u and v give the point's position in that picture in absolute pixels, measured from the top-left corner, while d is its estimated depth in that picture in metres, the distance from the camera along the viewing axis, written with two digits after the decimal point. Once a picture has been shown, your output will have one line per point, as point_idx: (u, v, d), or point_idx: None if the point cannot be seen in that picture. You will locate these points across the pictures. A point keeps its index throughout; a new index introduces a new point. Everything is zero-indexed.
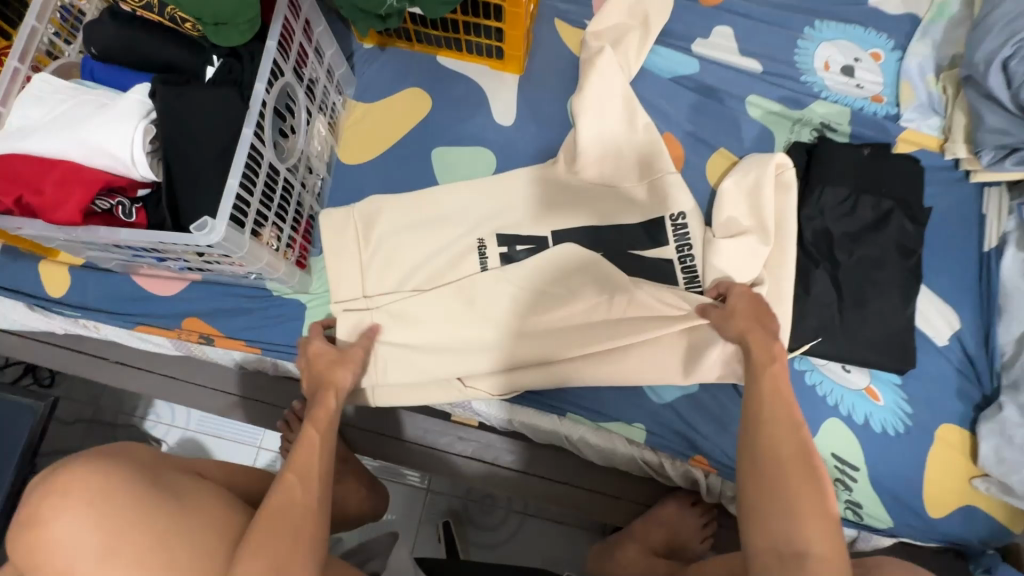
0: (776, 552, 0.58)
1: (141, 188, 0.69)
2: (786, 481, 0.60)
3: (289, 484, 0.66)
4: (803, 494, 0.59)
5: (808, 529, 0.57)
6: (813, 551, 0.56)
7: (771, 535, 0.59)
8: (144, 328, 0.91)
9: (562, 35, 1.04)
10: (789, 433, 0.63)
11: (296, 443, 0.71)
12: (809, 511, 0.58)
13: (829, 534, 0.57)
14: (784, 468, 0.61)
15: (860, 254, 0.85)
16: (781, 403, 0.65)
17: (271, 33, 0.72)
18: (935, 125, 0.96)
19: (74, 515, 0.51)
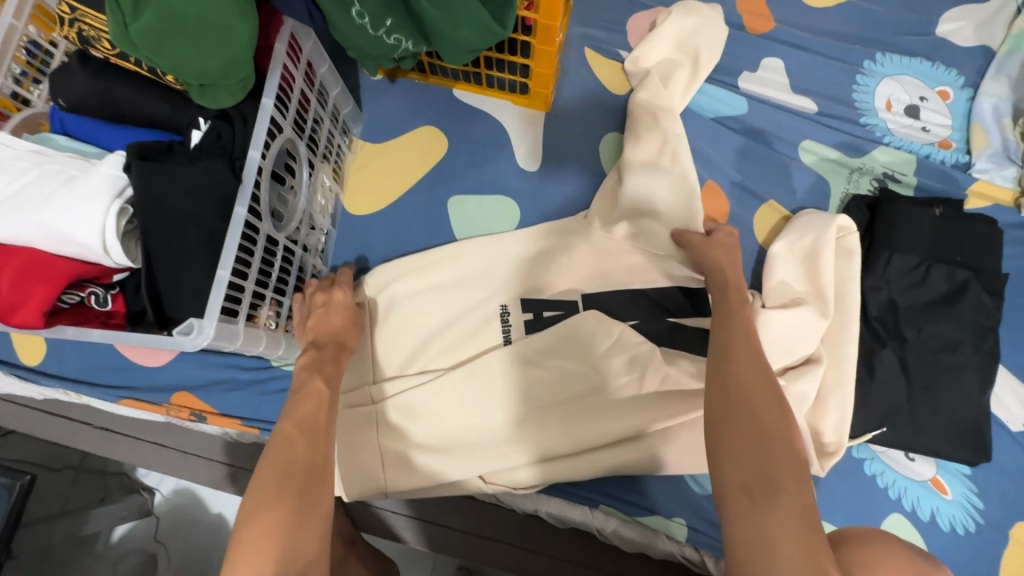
0: (744, 490, 0.48)
1: (117, 274, 0.59)
2: (756, 416, 0.51)
3: (286, 439, 0.57)
4: (774, 421, 0.51)
5: (783, 465, 0.48)
6: (785, 487, 0.47)
7: (740, 472, 0.49)
8: (128, 402, 0.81)
9: (593, 66, 0.93)
10: (756, 367, 0.54)
11: (297, 398, 0.61)
12: (781, 445, 0.49)
13: (804, 477, 0.48)
14: (755, 402, 0.52)
15: (930, 331, 0.76)
16: (751, 343, 0.57)
17: (269, 88, 0.61)
18: (1010, 176, 0.87)
19: None
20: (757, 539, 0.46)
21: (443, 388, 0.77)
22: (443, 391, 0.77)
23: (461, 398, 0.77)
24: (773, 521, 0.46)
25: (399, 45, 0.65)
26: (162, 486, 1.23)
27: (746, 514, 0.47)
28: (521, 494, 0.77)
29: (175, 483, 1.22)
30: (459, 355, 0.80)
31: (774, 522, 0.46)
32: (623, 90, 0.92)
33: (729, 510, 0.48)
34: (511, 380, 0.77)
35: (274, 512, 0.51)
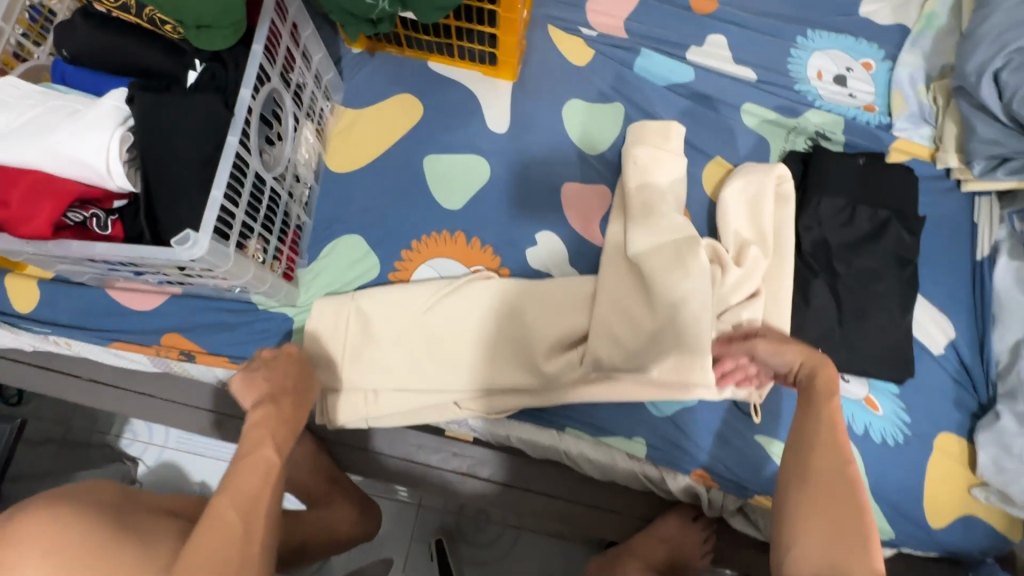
0: (817, 570, 0.58)
1: (117, 200, 0.65)
2: (835, 506, 0.60)
3: (225, 514, 0.58)
4: (847, 525, 0.59)
5: (855, 558, 0.57)
6: (855, 573, 0.56)
7: (817, 556, 0.58)
8: (119, 345, 0.86)
9: (556, 41, 1.03)
10: (841, 460, 0.62)
11: (237, 466, 0.62)
12: (855, 537, 0.58)
13: (872, 565, 0.57)
14: (838, 497, 0.60)
15: (858, 264, 0.84)
16: (836, 431, 0.63)
17: (258, 36, 0.69)
18: (926, 135, 0.97)
19: (26, 562, 0.48)
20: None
21: (420, 329, 0.85)
22: (419, 332, 0.85)
23: (438, 337, 0.85)
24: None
25: (376, 4, 0.73)
26: (145, 456, 1.23)
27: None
28: (494, 420, 0.85)
29: (159, 453, 1.23)
30: (434, 308, 0.85)
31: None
32: (583, 62, 1.02)
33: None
34: (482, 318, 0.85)
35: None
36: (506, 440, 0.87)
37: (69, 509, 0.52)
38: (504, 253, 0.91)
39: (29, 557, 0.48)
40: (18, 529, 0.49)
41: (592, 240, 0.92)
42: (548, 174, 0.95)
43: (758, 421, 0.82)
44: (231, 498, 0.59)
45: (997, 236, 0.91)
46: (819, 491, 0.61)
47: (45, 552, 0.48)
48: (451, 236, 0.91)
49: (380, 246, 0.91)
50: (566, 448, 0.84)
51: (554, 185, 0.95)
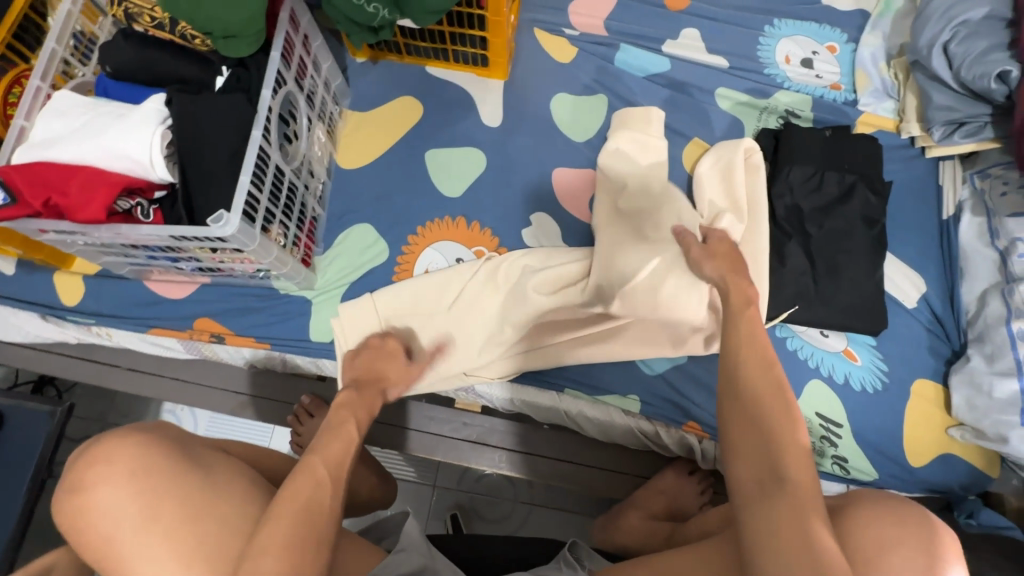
0: (755, 482, 0.56)
1: (158, 190, 0.74)
2: (763, 416, 0.59)
3: (318, 473, 0.64)
4: (779, 425, 0.58)
5: (789, 461, 0.55)
6: (790, 475, 0.54)
7: (754, 470, 0.57)
8: (156, 331, 0.95)
9: (542, 41, 1.12)
10: (765, 373, 0.62)
11: (326, 438, 0.70)
12: (788, 440, 0.57)
13: (808, 466, 0.55)
14: (765, 406, 0.60)
15: (829, 226, 0.91)
16: (757, 351, 0.65)
17: (276, 45, 0.78)
18: (889, 108, 1.04)
19: (113, 484, 0.56)
20: (763, 523, 0.53)
21: (441, 320, 0.92)
22: (433, 309, 0.92)
23: (450, 313, 0.92)
24: (778, 511, 0.52)
25: (377, 12, 0.83)
26: None
27: (756, 503, 0.55)
28: (497, 385, 0.93)
29: None
30: (446, 286, 0.93)
31: (783, 512, 0.52)
32: (567, 59, 1.11)
33: (742, 500, 0.56)
34: (491, 294, 0.92)
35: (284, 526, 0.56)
36: (513, 404, 0.96)
37: (144, 438, 0.60)
38: (502, 233, 0.99)
39: (114, 476, 0.57)
40: (104, 454, 0.58)
41: (582, 219, 1.00)
42: (540, 160, 1.03)
43: None
44: (312, 475, 0.63)
45: (960, 197, 0.97)
46: (750, 407, 0.60)
47: (132, 474, 0.57)
48: (453, 221, 1.00)
49: (388, 233, 0.99)
50: (566, 408, 0.92)
51: (546, 170, 1.03)
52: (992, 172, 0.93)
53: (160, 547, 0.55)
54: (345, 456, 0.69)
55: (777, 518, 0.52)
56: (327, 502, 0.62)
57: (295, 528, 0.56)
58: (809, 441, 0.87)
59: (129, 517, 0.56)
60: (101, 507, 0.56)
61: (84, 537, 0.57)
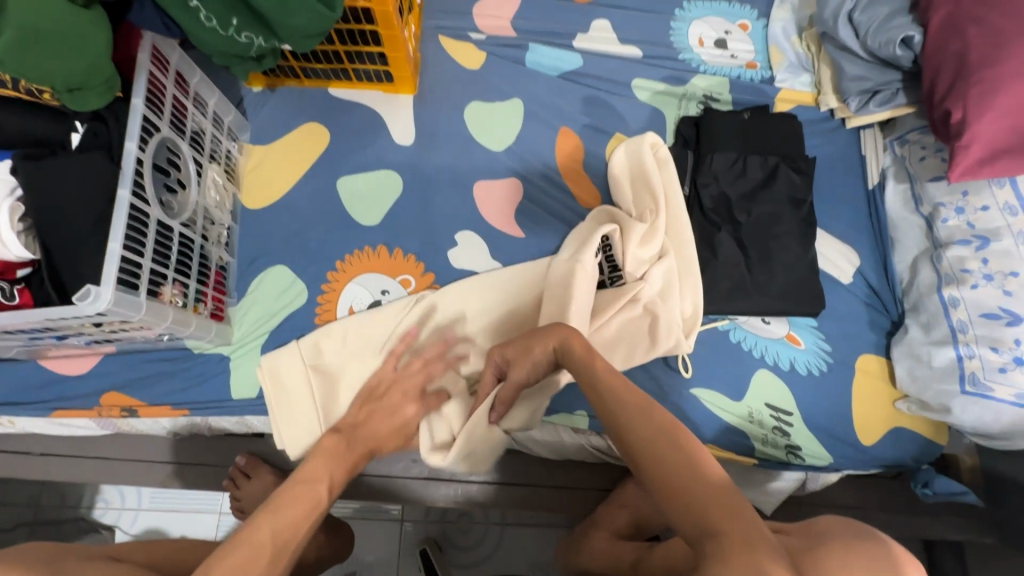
0: (697, 537, 0.51)
1: (20, 269, 0.67)
2: (663, 470, 0.55)
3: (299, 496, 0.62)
4: (684, 473, 0.54)
5: (714, 503, 0.51)
6: (724, 525, 0.50)
7: (688, 523, 0.52)
8: (61, 413, 0.87)
9: (448, 49, 1.06)
10: (649, 418, 0.58)
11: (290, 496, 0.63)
12: (699, 485, 0.53)
13: (733, 503, 0.51)
14: (666, 461, 0.55)
15: (757, 211, 0.89)
16: (627, 399, 0.60)
17: (137, 90, 0.71)
18: (806, 82, 1.03)
19: None
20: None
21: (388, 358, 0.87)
22: (366, 365, 0.86)
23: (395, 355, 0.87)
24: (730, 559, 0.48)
25: (251, 41, 0.76)
26: (122, 522, 1.22)
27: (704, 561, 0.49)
28: None
29: (135, 517, 1.22)
30: (374, 333, 0.87)
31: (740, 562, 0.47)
32: (477, 65, 1.05)
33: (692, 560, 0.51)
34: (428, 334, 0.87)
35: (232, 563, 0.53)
36: None
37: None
38: (427, 258, 0.94)
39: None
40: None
41: (509, 231, 0.95)
42: (458, 176, 0.98)
43: (687, 373, 0.87)
44: (274, 521, 0.58)
45: (883, 164, 0.96)
46: (644, 456, 0.57)
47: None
48: (374, 251, 0.94)
49: (305, 271, 0.93)
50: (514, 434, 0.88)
51: (466, 185, 0.98)
52: (909, 137, 0.93)
53: None
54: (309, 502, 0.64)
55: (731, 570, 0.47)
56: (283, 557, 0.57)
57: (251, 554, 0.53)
58: (762, 433, 0.85)
59: None
60: None
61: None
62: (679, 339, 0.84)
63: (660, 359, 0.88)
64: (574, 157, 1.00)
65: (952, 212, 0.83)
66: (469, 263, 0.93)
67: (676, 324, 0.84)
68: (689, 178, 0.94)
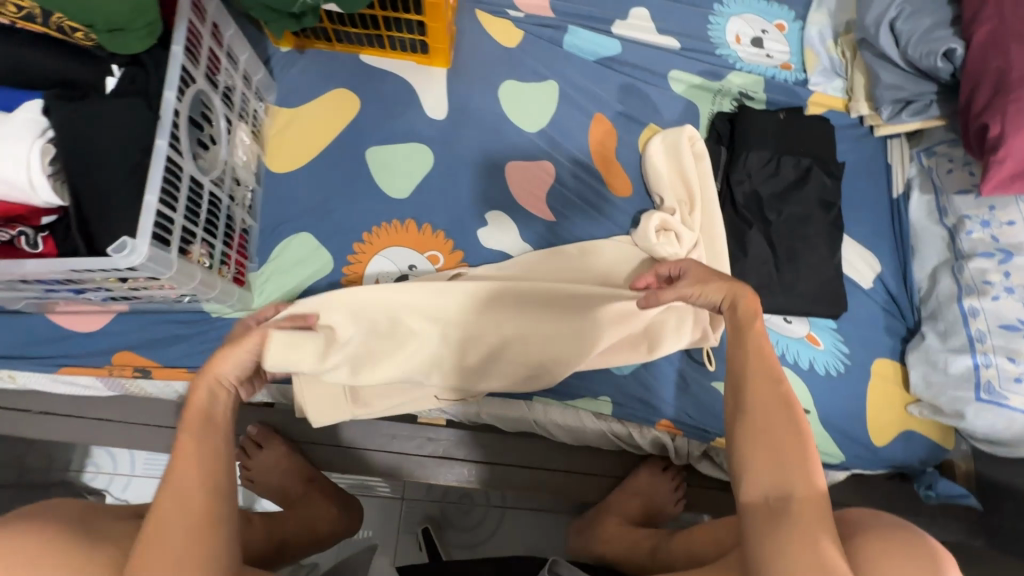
0: (766, 502, 0.54)
1: (46, 215, 0.64)
2: (763, 436, 0.57)
3: (164, 509, 0.55)
4: (786, 445, 0.55)
5: (793, 477, 0.54)
6: (798, 495, 0.53)
7: (762, 486, 0.55)
8: (68, 370, 0.83)
9: (485, 24, 1.04)
10: (771, 385, 0.59)
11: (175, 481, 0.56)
12: (794, 459, 0.55)
13: (814, 482, 0.54)
14: (768, 424, 0.57)
15: (787, 211, 0.90)
16: (760, 358, 0.60)
17: (177, 38, 0.68)
18: (838, 87, 1.04)
19: None
20: (770, 544, 0.52)
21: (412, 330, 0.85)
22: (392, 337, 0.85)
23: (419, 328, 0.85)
24: (792, 531, 0.51)
25: None
26: (113, 487, 1.19)
27: (766, 525, 0.53)
28: (464, 403, 0.88)
29: (127, 482, 1.20)
30: (395, 306, 0.82)
31: (796, 538, 0.51)
32: (513, 43, 1.03)
33: (751, 520, 0.54)
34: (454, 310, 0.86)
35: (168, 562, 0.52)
36: (479, 419, 0.90)
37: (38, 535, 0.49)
38: (456, 236, 0.92)
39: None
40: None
41: (540, 214, 0.94)
42: (490, 155, 0.97)
43: (711, 367, 0.88)
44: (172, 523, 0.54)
45: (909, 174, 0.98)
46: (750, 415, 0.58)
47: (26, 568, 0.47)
48: (402, 224, 0.92)
49: (330, 241, 0.91)
50: (535, 417, 0.88)
51: (499, 164, 0.96)
52: (937, 149, 0.94)
53: None
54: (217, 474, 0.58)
55: (787, 544, 0.51)
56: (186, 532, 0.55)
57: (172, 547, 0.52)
58: None
59: None
60: None
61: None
62: (704, 331, 0.85)
63: (683, 351, 0.89)
64: (607, 144, 0.99)
65: (976, 225, 0.85)
66: (498, 243, 0.93)
67: (705, 316, 0.85)
68: (723, 173, 0.95)
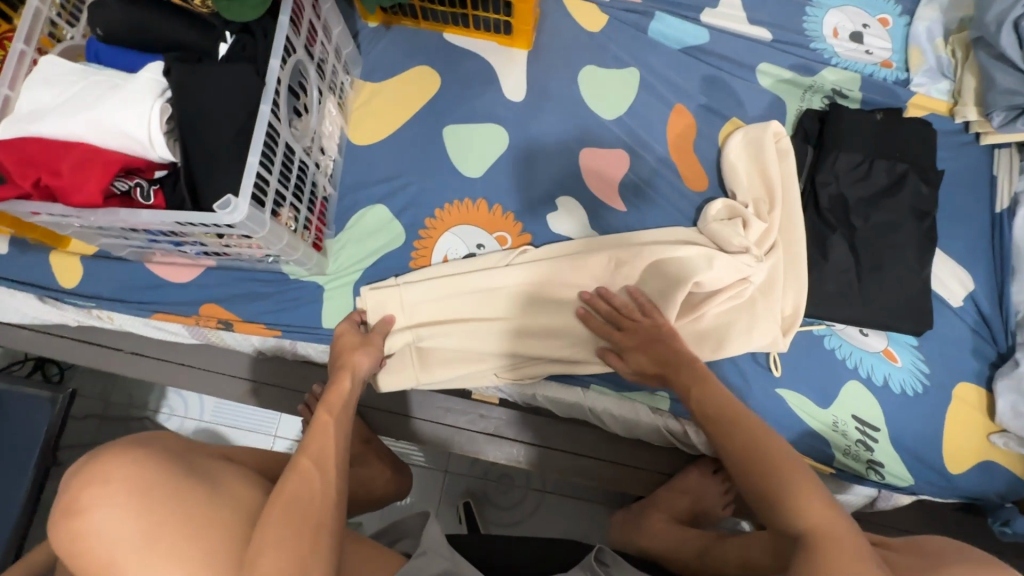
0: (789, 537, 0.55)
1: (159, 170, 0.69)
2: (773, 486, 0.58)
3: (305, 471, 0.59)
4: (778, 475, 0.58)
5: (808, 510, 0.55)
6: (812, 524, 0.54)
7: (785, 523, 0.56)
8: (160, 316, 0.90)
9: (569, 6, 1.03)
10: (744, 429, 0.63)
11: (307, 433, 0.65)
12: (793, 486, 0.57)
13: (823, 501, 0.55)
14: (755, 464, 0.60)
15: (876, 218, 0.86)
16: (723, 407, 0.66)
17: (284, 7, 0.71)
18: (943, 89, 0.97)
19: (115, 505, 0.48)
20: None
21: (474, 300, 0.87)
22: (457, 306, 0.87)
23: (480, 298, 0.87)
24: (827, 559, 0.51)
25: None
26: (182, 430, 1.27)
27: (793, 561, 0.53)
28: (521, 383, 0.88)
29: (196, 426, 1.26)
30: (457, 278, 0.86)
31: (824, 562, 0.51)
32: (596, 28, 1.02)
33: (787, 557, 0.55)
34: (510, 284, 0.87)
35: (298, 512, 0.54)
36: (533, 400, 0.91)
37: (142, 454, 0.52)
38: (526, 218, 0.93)
39: (112, 502, 0.48)
40: (97, 472, 0.49)
41: (611, 203, 0.93)
42: (565, 141, 0.96)
43: (777, 372, 0.85)
44: (302, 484, 0.57)
45: (1017, 188, 0.91)
46: (741, 462, 0.61)
47: (131, 491, 0.49)
48: (473, 203, 0.93)
49: (403, 215, 0.93)
50: (590, 404, 0.88)
51: (573, 150, 0.96)
52: None
53: (141, 540, 0.48)
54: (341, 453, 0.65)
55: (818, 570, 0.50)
56: (315, 492, 0.57)
57: (310, 488, 0.57)
58: (845, 444, 0.83)
59: (127, 541, 0.47)
60: (99, 528, 0.48)
61: (79, 567, 0.49)
62: (773, 336, 0.83)
63: (748, 354, 0.86)
64: (686, 136, 0.97)
65: None
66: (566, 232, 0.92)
67: (775, 321, 0.83)
68: (807, 175, 0.91)
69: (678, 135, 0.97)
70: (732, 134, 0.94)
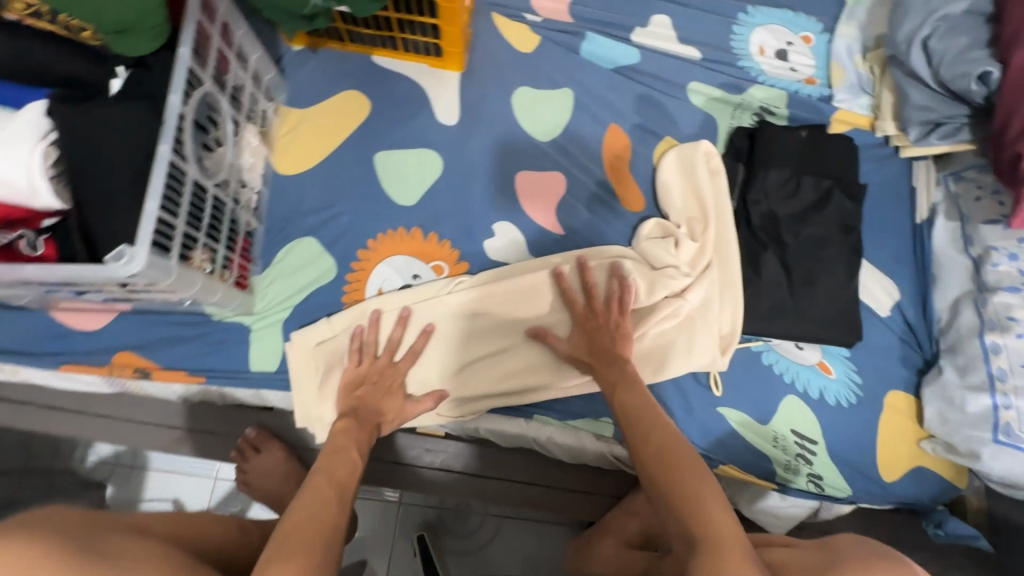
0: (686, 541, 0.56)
1: (46, 219, 0.65)
2: (677, 488, 0.59)
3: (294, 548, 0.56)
4: (683, 479, 0.59)
5: (712, 515, 0.55)
6: (706, 523, 0.55)
7: (680, 524, 0.57)
8: (70, 367, 0.83)
9: (500, 27, 1.01)
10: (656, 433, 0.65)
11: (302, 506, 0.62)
12: (694, 487, 0.58)
13: (722, 507, 0.56)
14: (664, 465, 0.61)
15: (805, 234, 0.87)
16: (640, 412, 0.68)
17: (185, 38, 0.66)
18: (864, 104, 1.00)
19: None
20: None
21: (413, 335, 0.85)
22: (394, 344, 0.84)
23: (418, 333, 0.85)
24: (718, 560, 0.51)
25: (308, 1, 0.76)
26: (115, 478, 1.21)
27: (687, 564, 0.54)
28: (461, 419, 0.86)
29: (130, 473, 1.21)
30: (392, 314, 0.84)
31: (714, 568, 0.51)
32: (529, 49, 1.01)
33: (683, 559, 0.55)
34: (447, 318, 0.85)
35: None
36: (477, 432, 0.89)
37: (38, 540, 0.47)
38: (463, 245, 0.91)
39: None
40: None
41: (549, 227, 0.92)
42: (501, 164, 0.95)
43: (718, 392, 0.86)
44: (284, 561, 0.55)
45: (934, 199, 0.94)
46: (650, 462, 0.63)
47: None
48: (407, 232, 0.90)
49: (334, 247, 0.89)
50: (535, 435, 0.86)
51: (509, 173, 0.94)
52: (966, 174, 0.91)
53: None
54: (334, 507, 0.64)
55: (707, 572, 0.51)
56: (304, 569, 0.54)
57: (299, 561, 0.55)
58: (785, 459, 0.84)
59: None
60: None
61: None
62: (712, 354, 0.84)
63: (689, 375, 0.86)
64: (621, 156, 0.96)
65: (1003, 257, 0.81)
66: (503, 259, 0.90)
67: (713, 340, 0.84)
68: (739, 193, 0.92)
69: (614, 156, 0.96)
70: (666, 153, 0.95)
